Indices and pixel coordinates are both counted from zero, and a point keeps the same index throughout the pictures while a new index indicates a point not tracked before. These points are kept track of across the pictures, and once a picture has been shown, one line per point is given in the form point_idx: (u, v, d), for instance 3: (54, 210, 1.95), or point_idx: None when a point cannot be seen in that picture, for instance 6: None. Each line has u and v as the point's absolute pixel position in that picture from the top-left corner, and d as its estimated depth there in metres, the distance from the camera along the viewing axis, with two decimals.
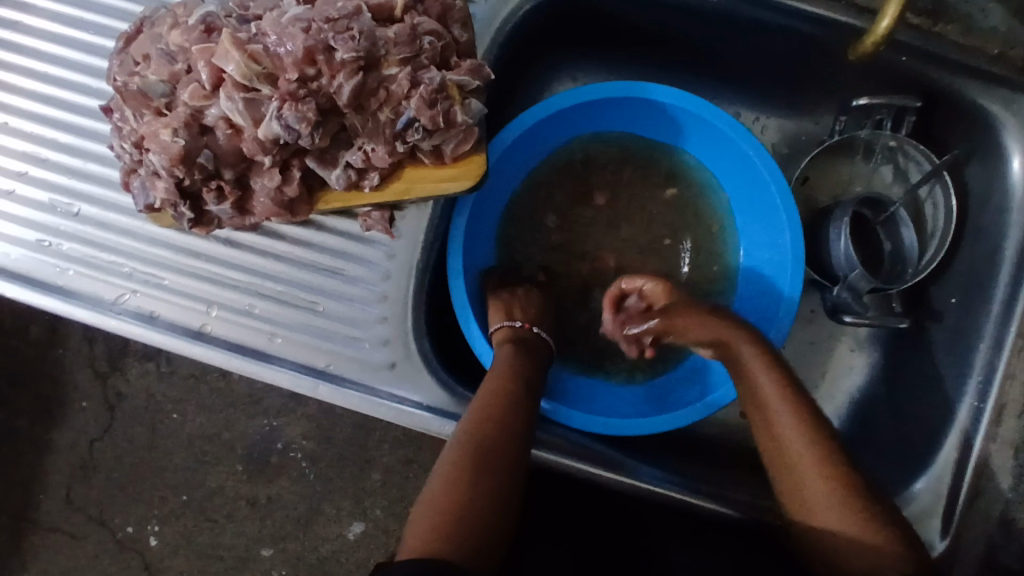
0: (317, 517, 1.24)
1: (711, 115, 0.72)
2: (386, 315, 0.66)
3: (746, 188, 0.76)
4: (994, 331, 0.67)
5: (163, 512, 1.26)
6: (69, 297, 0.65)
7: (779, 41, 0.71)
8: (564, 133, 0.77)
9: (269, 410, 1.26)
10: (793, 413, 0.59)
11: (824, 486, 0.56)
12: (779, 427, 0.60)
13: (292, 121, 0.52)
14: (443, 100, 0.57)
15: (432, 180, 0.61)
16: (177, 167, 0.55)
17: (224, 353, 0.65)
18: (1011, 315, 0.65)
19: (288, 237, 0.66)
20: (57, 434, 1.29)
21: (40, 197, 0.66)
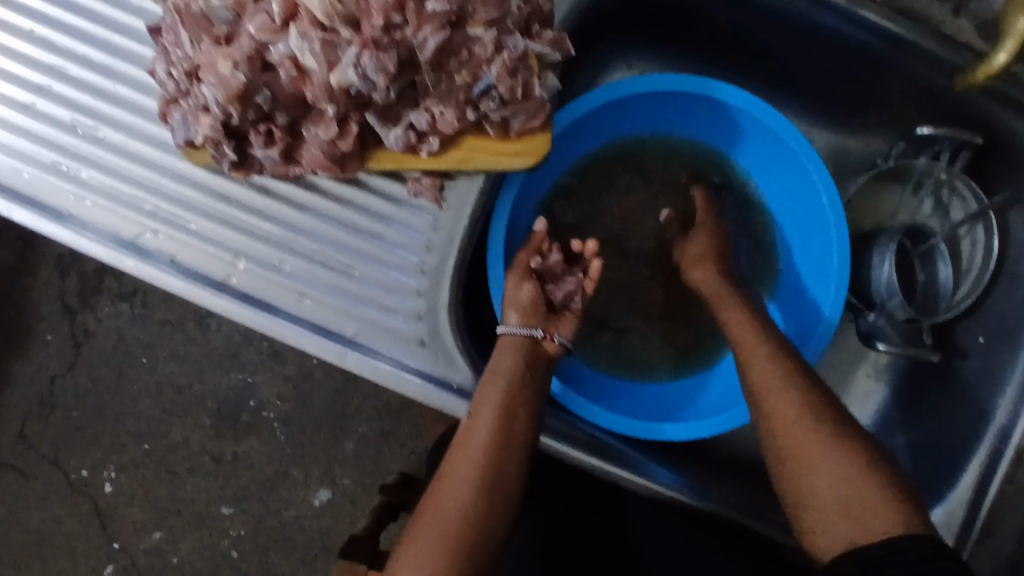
0: (283, 481, 1.20)
1: (775, 122, 0.69)
2: (422, 289, 0.62)
3: (795, 200, 0.75)
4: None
5: (123, 458, 1.21)
6: (85, 229, 0.61)
7: (848, 56, 0.69)
8: (617, 122, 0.75)
9: (246, 365, 1.20)
10: (796, 400, 0.56)
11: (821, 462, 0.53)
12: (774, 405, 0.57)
13: (370, 70, 0.49)
14: (523, 69, 0.54)
15: (494, 152, 0.57)
16: (232, 104, 0.50)
17: (246, 308, 0.61)
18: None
19: (328, 193, 0.62)
20: (15, 366, 1.22)
21: (61, 116, 0.61)
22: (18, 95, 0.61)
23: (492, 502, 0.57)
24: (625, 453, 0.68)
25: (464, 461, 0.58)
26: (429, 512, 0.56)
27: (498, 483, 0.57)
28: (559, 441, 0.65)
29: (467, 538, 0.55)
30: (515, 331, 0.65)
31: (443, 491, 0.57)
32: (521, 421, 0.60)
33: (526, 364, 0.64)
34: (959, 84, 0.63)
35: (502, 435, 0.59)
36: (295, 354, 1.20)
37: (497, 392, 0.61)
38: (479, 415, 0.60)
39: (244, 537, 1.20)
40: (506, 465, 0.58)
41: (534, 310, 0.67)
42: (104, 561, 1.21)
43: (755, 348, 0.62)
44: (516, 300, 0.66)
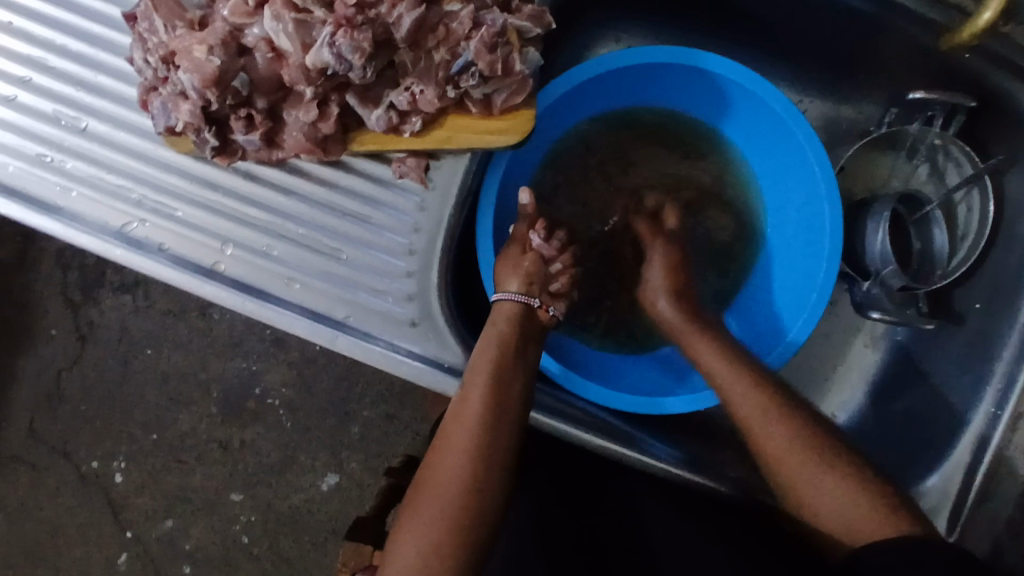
0: (291, 466, 1.21)
1: (763, 91, 0.69)
2: (411, 270, 0.62)
3: (784, 170, 0.75)
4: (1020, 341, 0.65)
5: (132, 448, 1.22)
6: (72, 220, 0.61)
7: (837, 20, 0.68)
8: (607, 97, 0.74)
9: (249, 353, 1.21)
10: (781, 424, 0.58)
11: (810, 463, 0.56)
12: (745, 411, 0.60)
13: (345, 50, 0.48)
14: (503, 45, 0.53)
15: (476, 131, 0.57)
16: (209, 89, 0.50)
17: (235, 293, 0.61)
18: None
19: (314, 177, 0.62)
20: (22, 360, 1.23)
21: (44, 109, 0.61)
22: None
23: (488, 469, 0.57)
24: (620, 428, 0.68)
25: (459, 428, 0.59)
26: (428, 483, 0.57)
27: (492, 450, 0.58)
28: (554, 418, 0.65)
29: (466, 505, 0.55)
30: (515, 296, 0.66)
31: (439, 462, 0.58)
32: (514, 390, 0.60)
33: (517, 336, 0.64)
34: (943, 44, 0.63)
35: (496, 399, 0.59)
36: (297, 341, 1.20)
37: (488, 361, 0.61)
38: (472, 385, 0.60)
39: (254, 523, 1.22)
40: (501, 432, 0.59)
41: (537, 278, 0.68)
42: (118, 550, 1.23)
43: (721, 361, 0.63)
44: (519, 266, 0.67)
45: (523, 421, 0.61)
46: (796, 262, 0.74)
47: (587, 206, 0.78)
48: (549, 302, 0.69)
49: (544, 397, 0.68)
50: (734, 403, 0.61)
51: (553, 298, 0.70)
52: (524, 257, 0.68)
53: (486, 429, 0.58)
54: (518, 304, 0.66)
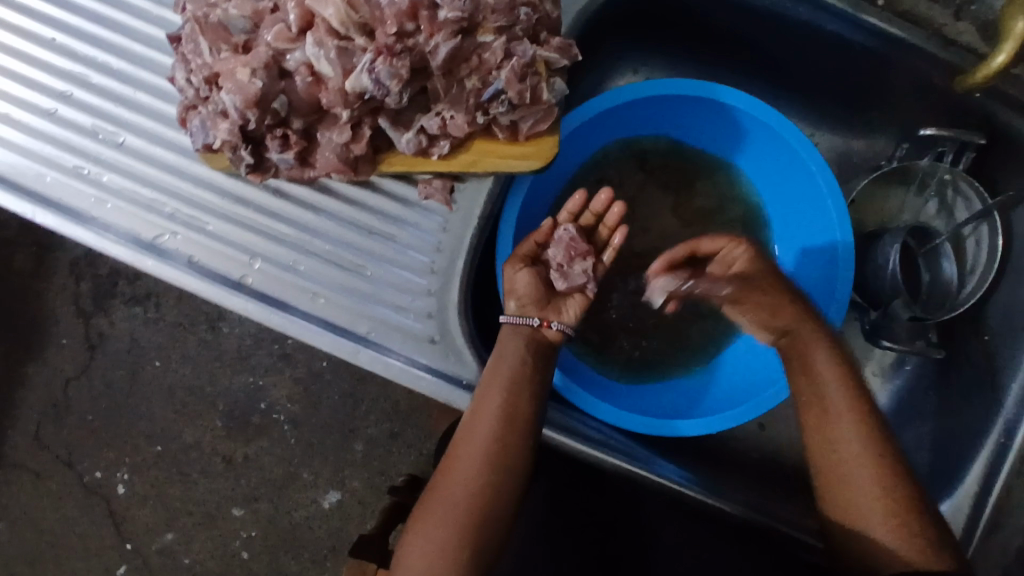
0: (293, 482, 1.22)
1: (778, 124, 0.71)
2: (433, 288, 0.64)
3: (795, 202, 0.77)
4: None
5: (136, 460, 1.23)
6: (105, 231, 0.62)
7: (850, 58, 0.71)
8: (626, 125, 0.76)
9: (257, 367, 1.22)
10: (866, 443, 0.56)
11: (886, 487, 0.54)
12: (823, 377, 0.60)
13: (383, 76, 0.51)
14: (532, 75, 0.55)
15: (501, 156, 0.59)
16: (251, 110, 0.52)
17: (261, 306, 0.62)
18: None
19: (342, 196, 0.64)
20: (31, 369, 1.24)
21: (82, 122, 0.63)
22: (41, 102, 0.63)
23: (498, 485, 0.59)
24: (630, 447, 0.69)
25: (473, 439, 0.60)
26: (440, 489, 0.59)
27: (504, 466, 0.59)
28: (569, 436, 0.66)
29: (477, 517, 0.57)
30: (516, 320, 0.65)
31: (453, 471, 0.60)
32: (527, 404, 0.61)
33: (530, 350, 0.64)
34: (958, 86, 0.65)
35: (510, 415, 0.60)
36: (305, 356, 1.21)
37: (503, 377, 0.61)
38: (485, 399, 0.61)
39: (255, 538, 1.22)
40: (512, 447, 0.60)
41: (532, 297, 0.66)
42: (117, 561, 1.23)
43: (814, 366, 0.61)
44: (512, 290, 0.66)
45: (535, 436, 0.61)
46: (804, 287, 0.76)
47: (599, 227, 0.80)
48: (554, 315, 0.67)
49: (559, 414, 0.69)
50: (825, 410, 0.58)
51: (559, 309, 0.68)
52: (518, 277, 0.66)
53: (498, 443, 0.59)
54: (520, 328, 0.65)
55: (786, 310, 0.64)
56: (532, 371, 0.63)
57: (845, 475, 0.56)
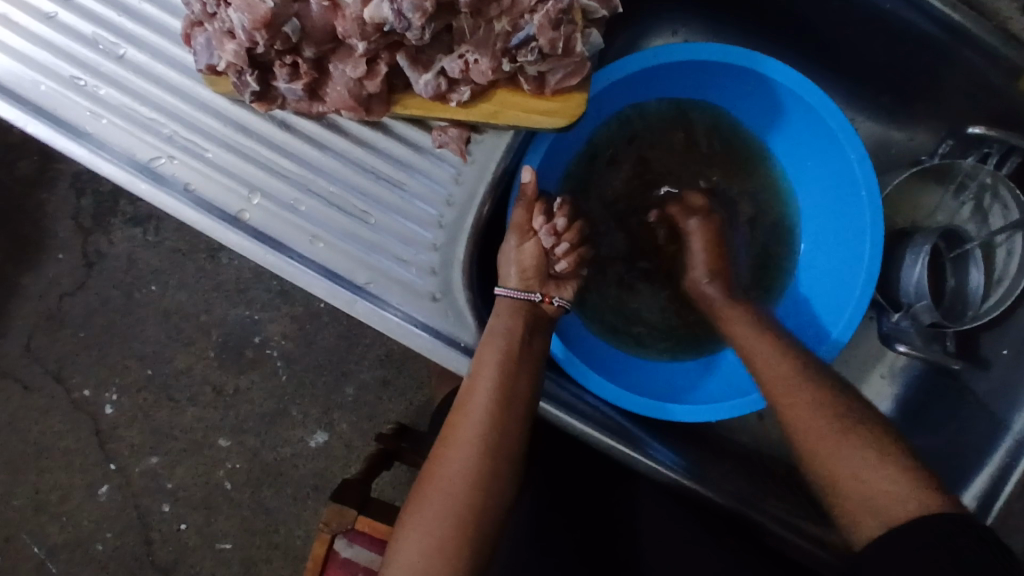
0: (282, 419, 1.21)
1: (819, 104, 0.66)
2: (438, 242, 0.61)
3: (828, 189, 0.73)
4: None
5: (126, 381, 1.22)
6: (98, 148, 0.59)
7: (904, 42, 0.66)
8: (659, 89, 0.72)
9: (254, 301, 1.19)
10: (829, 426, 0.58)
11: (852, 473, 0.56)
12: (767, 367, 0.64)
13: (406, 9, 0.47)
14: (567, 23, 0.51)
15: (525, 109, 0.55)
16: (259, 32, 0.48)
17: (259, 246, 0.59)
18: None
19: (351, 136, 0.60)
20: (24, 280, 1.22)
21: (82, 30, 0.59)
22: (40, 4, 0.59)
23: (495, 462, 0.58)
24: (626, 428, 0.66)
25: (467, 423, 0.59)
26: (434, 477, 0.58)
27: (497, 444, 0.59)
28: (563, 411, 0.63)
29: (472, 505, 0.56)
30: (514, 294, 0.64)
31: (446, 457, 0.59)
32: (521, 381, 0.60)
33: (525, 327, 0.62)
34: None
35: (501, 396, 0.59)
36: (303, 295, 1.19)
37: (496, 351, 0.59)
38: (478, 374, 0.60)
39: (238, 470, 1.22)
40: (506, 425, 0.59)
41: (535, 270, 0.66)
42: (100, 479, 1.23)
43: (766, 347, 0.65)
44: (518, 261, 0.65)
45: (529, 414, 0.61)
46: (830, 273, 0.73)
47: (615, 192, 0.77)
48: (553, 292, 0.68)
49: (553, 386, 0.66)
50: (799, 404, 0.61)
51: (558, 286, 0.69)
52: (524, 249, 0.65)
53: (492, 422, 0.59)
54: (519, 302, 0.64)
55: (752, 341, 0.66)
56: (525, 347, 0.61)
57: (827, 465, 0.57)
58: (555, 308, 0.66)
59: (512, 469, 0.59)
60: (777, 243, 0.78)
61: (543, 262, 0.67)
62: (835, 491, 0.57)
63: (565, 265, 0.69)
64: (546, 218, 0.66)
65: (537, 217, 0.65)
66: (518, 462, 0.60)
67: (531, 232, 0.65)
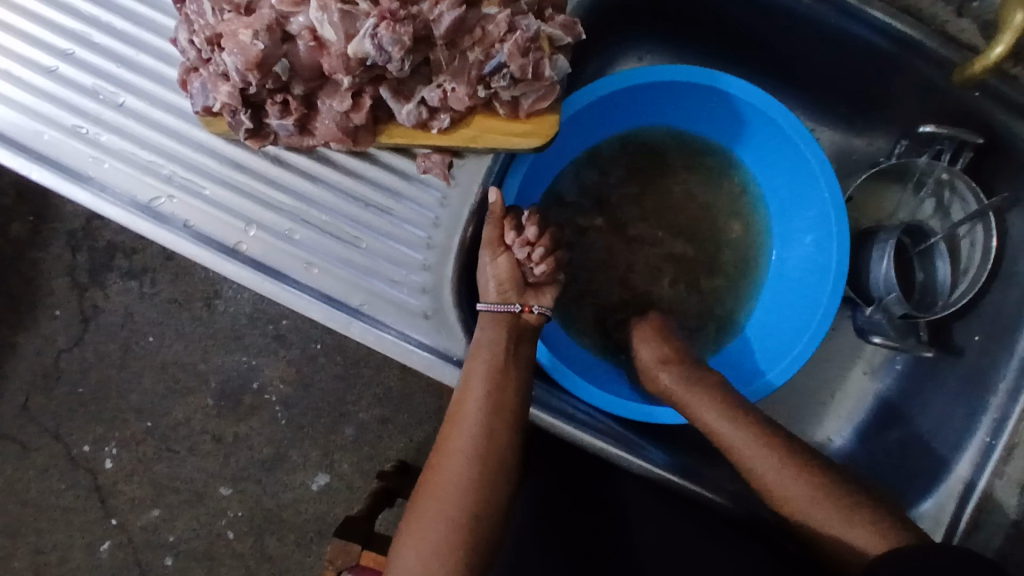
0: (282, 463, 1.21)
1: (779, 115, 0.71)
2: (428, 263, 0.64)
3: (795, 195, 0.77)
4: (1010, 384, 0.67)
5: (125, 434, 1.22)
6: (101, 191, 0.62)
7: (854, 53, 0.71)
8: (629, 110, 0.77)
9: (250, 347, 1.21)
10: (805, 481, 0.61)
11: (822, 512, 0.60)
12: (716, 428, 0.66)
13: (386, 43, 0.51)
14: (535, 50, 0.55)
15: (501, 132, 0.59)
16: (252, 72, 0.52)
17: (256, 274, 0.62)
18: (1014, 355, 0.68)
19: (340, 167, 0.64)
20: (22, 339, 1.23)
21: (83, 81, 0.63)
22: (43, 60, 0.63)
23: (490, 468, 0.60)
24: (617, 431, 0.68)
25: (459, 433, 0.62)
26: (431, 487, 0.60)
27: (490, 451, 0.61)
28: (555, 417, 0.65)
29: (469, 510, 0.58)
30: (495, 308, 0.66)
31: (442, 466, 0.61)
32: (509, 389, 0.62)
33: (511, 338, 0.65)
34: (955, 77, 0.64)
35: (491, 405, 0.61)
36: (300, 338, 1.21)
37: (484, 362, 0.62)
38: (470, 386, 0.62)
39: (240, 518, 1.22)
40: (498, 432, 0.61)
41: (511, 283, 0.68)
42: (101, 536, 1.23)
43: (708, 403, 0.67)
44: (494, 275, 0.68)
45: (520, 422, 0.63)
46: (805, 277, 0.76)
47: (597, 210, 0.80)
48: (532, 301, 0.70)
49: (543, 394, 0.69)
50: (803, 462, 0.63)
51: (537, 292, 0.71)
52: (498, 261, 0.67)
53: (484, 431, 0.61)
54: (499, 315, 0.66)
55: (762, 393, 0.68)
56: (512, 357, 0.64)
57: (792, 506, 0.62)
58: (531, 318, 0.68)
59: (507, 475, 0.61)
60: (751, 250, 0.81)
61: (519, 273, 0.68)
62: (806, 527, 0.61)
63: (543, 270, 0.69)
64: (518, 230, 0.67)
65: (508, 232, 0.66)
66: (512, 469, 0.61)
67: (502, 246, 0.67)
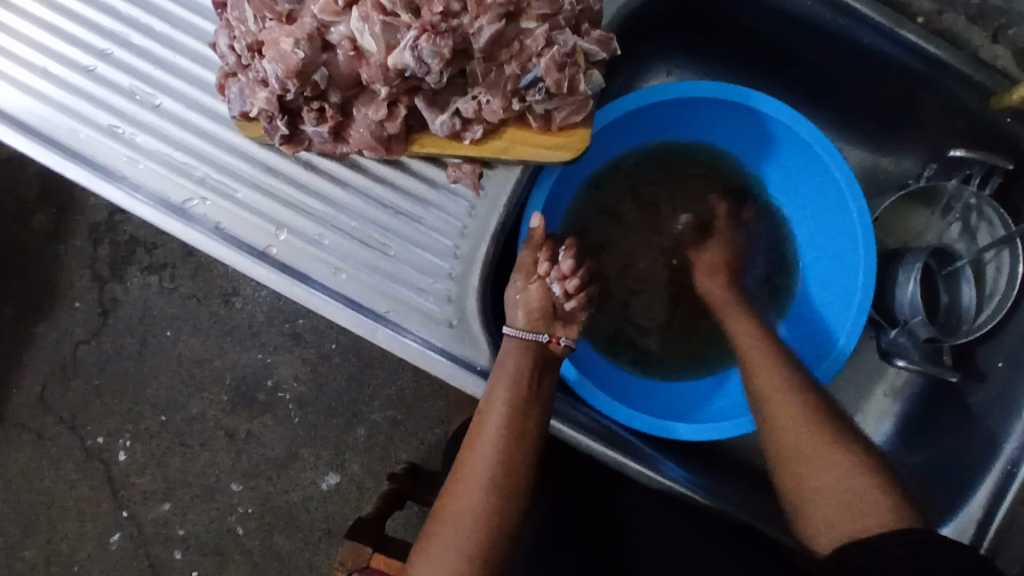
0: (294, 461, 1.22)
1: (807, 133, 0.71)
2: (455, 272, 0.64)
3: (821, 216, 0.77)
4: None
5: (139, 427, 1.23)
6: (134, 191, 0.63)
7: (887, 74, 0.71)
8: (658, 124, 0.77)
9: (266, 345, 1.22)
10: (819, 439, 0.61)
11: (838, 469, 0.59)
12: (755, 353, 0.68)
13: (425, 55, 0.51)
14: (571, 65, 0.56)
15: (532, 144, 0.59)
16: (291, 80, 0.53)
17: (284, 277, 0.63)
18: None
19: (371, 174, 0.64)
20: (41, 329, 1.25)
21: (120, 82, 0.64)
22: (81, 59, 0.64)
23: (505, 498, 0.59)
24: (637, 446, 0.68)
25: (477, 458, 0.60)
26: (444, 514, 0.59)
27: (508, 481, 0.59)
28: (574, 428, 0.65)
29: (483, 540, 0.58)
30: (522, 333, 0.63)
31: (457, 492, 0.59)
32: (531, 420, 0.61)
33: (535, 363, 0.63)
34: (994, 105, 0.66)
35: (512, 434, 0.60)
36: (316, 337, 1.22)
37: (507, 388, 0.60)
38: (490, 409, 0.61)
39: (249, 514, 1.22)
40: (517, 462, 0.60)
41: (541, 313, 0.65)
42: (112, 528, 1.24)
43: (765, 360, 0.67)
44: (524, 303, 0.66)
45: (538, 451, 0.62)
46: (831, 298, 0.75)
47: (623, 218, 0.80)
48: (560, 332, 0.67)
49: (565, 406, 0.69)
50: (784, 451, 0.62)
51: (565, 325, 0.68)
52: (530, 290, 0.66)
53: (502, 459, 0.60)
54: (527, 342, 0.63)
55: (758, 367, 0.67)
56: (538, 384, 0.62)
57: (804, 466, 0.60)
58: (557, 348, 0.65)
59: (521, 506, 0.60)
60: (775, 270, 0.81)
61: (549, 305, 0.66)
62: (806, 493, 0.60)
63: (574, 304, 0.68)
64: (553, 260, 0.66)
65: (543, 260, 0.65)
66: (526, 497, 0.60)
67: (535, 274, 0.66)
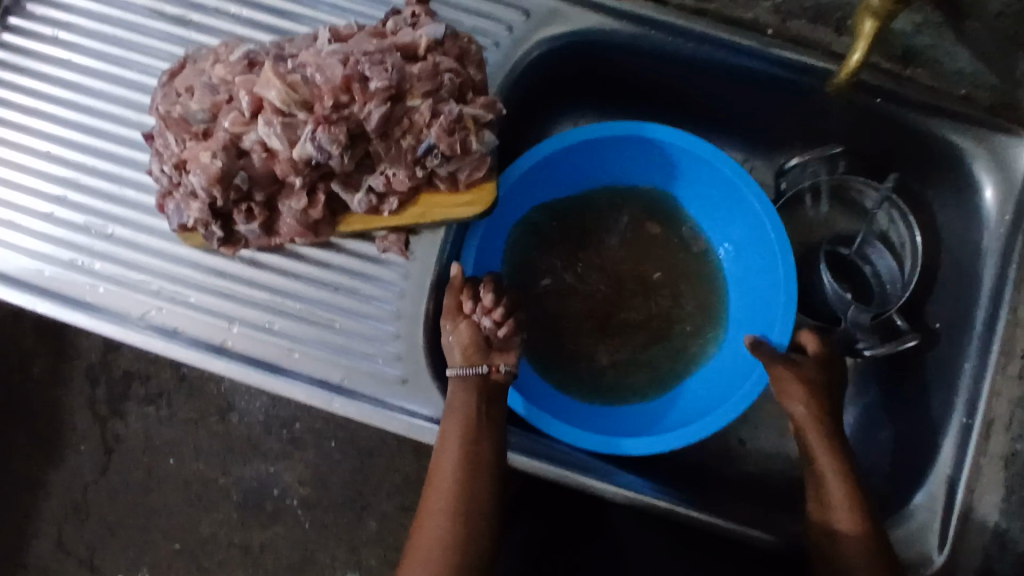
0: (310, 566, 1.22)
1: (710, 154, 0.78)
2: (400, 332, 0.69)
3: (737, 225, 0.82)
4: (973, 368, 0.70)
5: (155, 557, 1.25)
6: (98, 312, 0.69)
7: (766, 87, 0.77)
8: (579, 166, 0.83)
9: (267, 454, 1.23)
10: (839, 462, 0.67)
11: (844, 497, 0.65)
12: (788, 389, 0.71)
13: (324, 143, 0.58)
14: (460, 129, 0.62)
15: (446, 205, 0.65)
16: (214, 186, 0.60)
17: (242, 366, 0.68)
18: (993, 335, 0.69)
19: (309, 259, 0.70)
20: (51, 478, 1.28)
21: (76, 220, 0.71)
22: (40, 206, 0.72)
23: (471, 526, 0.62)
24: (593, 463, 0.71)
25: (438, 492, 0.64)
26: (415, 548, 0.62)
27: (471, 509, 0.63)
28: (537, 458, 0.69)
29: (454, 567, 0.60)
30: (465, 370, 0.67)
31: (423, 526, 0.63)
32: (484, 450, 0.64)
33: (482, 397, 0.67)
34: (829, 86, 0.70)
35: (468, 465, 0.64)
36: (313, 439, 1.22)
37: (457, 424, 0.65)
38: (445, 446, 0.65)
39: None
40: (477, 490, 0.63)
41: (475, 348, 0.68)
42: None
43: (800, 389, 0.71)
44: (459, 343, 0.68)
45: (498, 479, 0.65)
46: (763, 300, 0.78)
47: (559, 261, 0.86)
48: (499, 359, 0.69)
49: (523, 438, 0.72)
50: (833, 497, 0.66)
51: (503, 353, 0.70)
52: (460, 329, 0.68)
53: (462, 490, 0.63)
54: (469, 377, 0.67)
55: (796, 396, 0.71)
56: (485, 416, 0.66)
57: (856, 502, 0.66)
58: (498, 375, 0.67)
59: (489, 530, 0.63)
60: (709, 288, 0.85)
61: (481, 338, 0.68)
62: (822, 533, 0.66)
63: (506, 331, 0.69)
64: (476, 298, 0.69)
65: (466, 300, 0.68)
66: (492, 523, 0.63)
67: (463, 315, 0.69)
